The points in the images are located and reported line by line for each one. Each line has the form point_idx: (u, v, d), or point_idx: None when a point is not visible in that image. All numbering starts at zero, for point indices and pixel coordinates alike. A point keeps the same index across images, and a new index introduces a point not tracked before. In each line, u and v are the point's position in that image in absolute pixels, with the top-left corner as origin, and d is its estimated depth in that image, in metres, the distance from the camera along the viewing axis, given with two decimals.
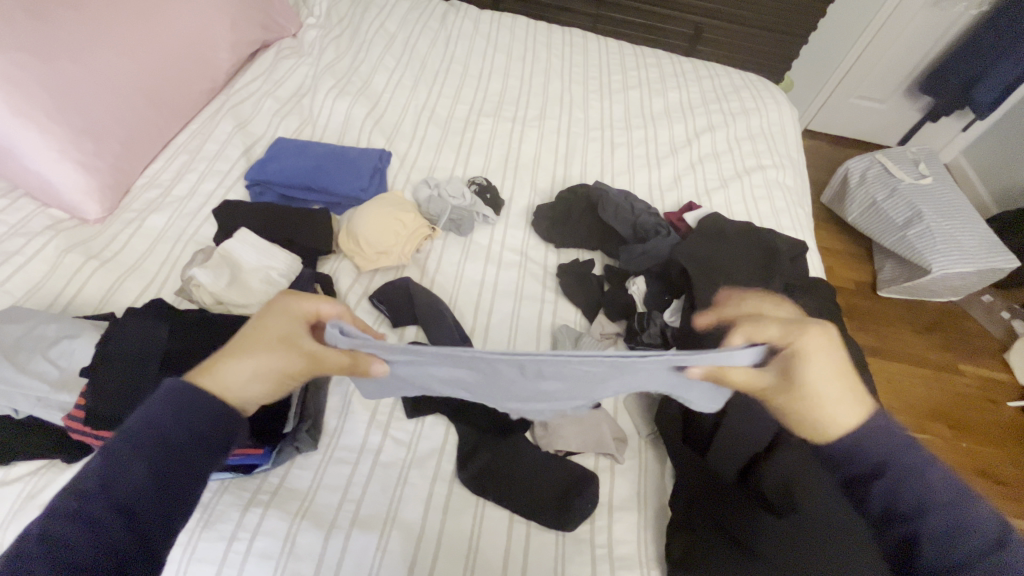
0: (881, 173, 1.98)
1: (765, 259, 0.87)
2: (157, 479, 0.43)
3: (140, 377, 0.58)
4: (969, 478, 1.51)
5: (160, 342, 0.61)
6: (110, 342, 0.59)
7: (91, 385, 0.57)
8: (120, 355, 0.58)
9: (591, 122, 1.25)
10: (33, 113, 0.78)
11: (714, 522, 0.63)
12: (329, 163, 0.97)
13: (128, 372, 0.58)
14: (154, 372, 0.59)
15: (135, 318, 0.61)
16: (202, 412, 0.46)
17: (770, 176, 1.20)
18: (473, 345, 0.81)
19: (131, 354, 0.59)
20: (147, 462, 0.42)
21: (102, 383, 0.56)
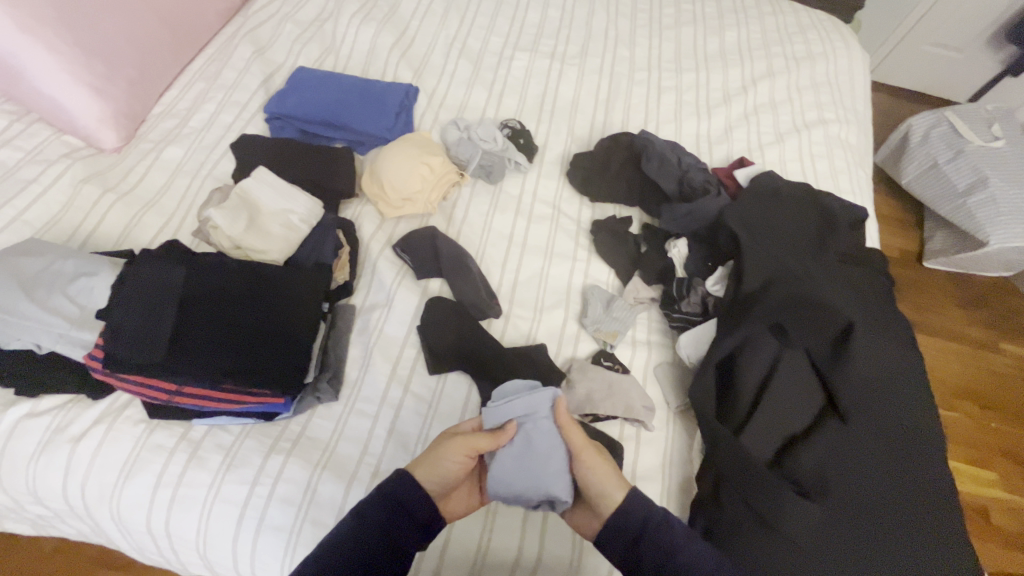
0: (947, 133, 1.81)
1: (819, 227, 0.79)
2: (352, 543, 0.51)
3: (160, 320, 0.56)
4: (991, 456, 1.48)
5: (176, 284, 0.58)
6: (128, 283, 0.57)
7: (109, 327, 0.55)
8: (137, 297, 0.56)
9: (638, 62, 1.13)
10: (39, 28, 0.74)
11: (742, 502, 0.59)
12: (353, 97, 0.90)
13: (148, 314, 0.56)
14: (172, 317, 0.57)
15: (149, 259, 0.58)
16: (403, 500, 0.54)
17: (831, 132, 1.08)
18: (500, 305, 0.77)
19: (150, 296, 0.56)
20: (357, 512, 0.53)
21: (118, 327, 0.55)
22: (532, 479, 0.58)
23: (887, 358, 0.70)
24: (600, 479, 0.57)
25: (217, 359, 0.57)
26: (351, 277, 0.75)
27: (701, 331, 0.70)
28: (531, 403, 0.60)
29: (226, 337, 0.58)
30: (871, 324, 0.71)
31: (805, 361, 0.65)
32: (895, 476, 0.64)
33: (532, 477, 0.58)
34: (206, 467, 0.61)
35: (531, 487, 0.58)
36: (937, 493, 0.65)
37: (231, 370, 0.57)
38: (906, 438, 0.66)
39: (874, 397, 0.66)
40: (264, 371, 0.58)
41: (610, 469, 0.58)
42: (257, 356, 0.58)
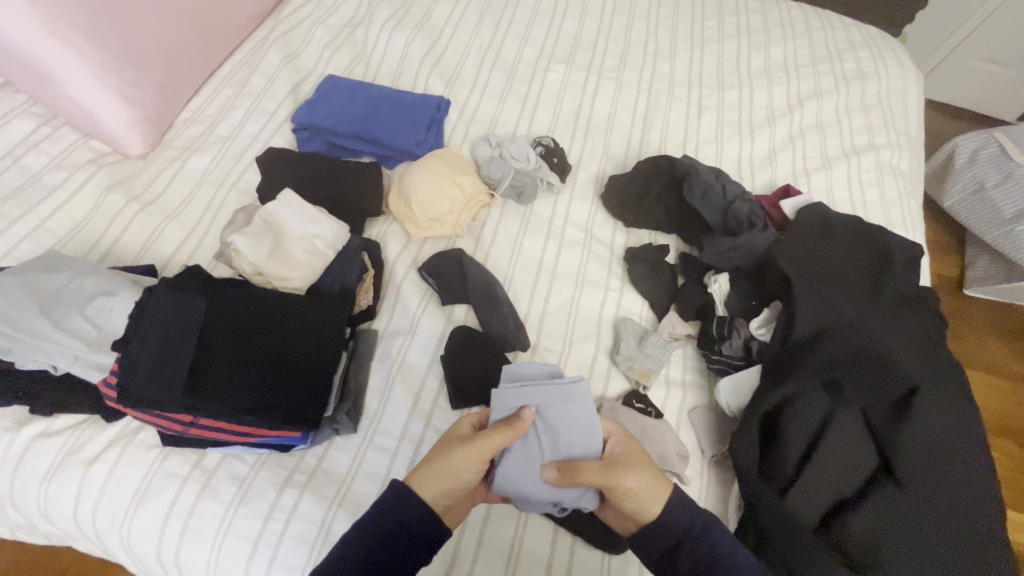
0: (996, 156, 1.69)
1: (874, 266, 0.74)
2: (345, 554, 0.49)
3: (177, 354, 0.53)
4: None
5: (197, 316, 0.55)
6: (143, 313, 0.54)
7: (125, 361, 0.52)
8: (154, 329, 0.53)
9: (678, 77, 1.08)
10: (69, 32, 0.72)
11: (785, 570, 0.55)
12: (383, 109, 0.87)
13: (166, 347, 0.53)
14: (191, 351, 0.54)
15: (168, 287, 0.55)
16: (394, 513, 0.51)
17: (883, 158, 1.02)
18: (527, 337, 0.73)
19: (167, 328, 0.54)
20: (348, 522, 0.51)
21: (134, 361, 0.52)
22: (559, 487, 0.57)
23: (954, 420, 0.63)
24: (634, 498, 0.54)
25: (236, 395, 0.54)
26: (374, 301, 0.72)
27: (741, 378, 0.66)
28: (552, 396, 0.58)
29: (244, 371, 0.55)
30: (933, 380, 0.65)
31: (859, 421, 0.60)
32: (964, 557, 0.57)
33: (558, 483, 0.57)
34: (219, 499, 0.59)
35: (558, 493, 0.57)
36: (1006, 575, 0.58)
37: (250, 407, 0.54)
38: (975, 514, 0.59)
39: (938, 466, 0.59)
40: (284, 407, 0.56)
41: (645, 486, 0.54)
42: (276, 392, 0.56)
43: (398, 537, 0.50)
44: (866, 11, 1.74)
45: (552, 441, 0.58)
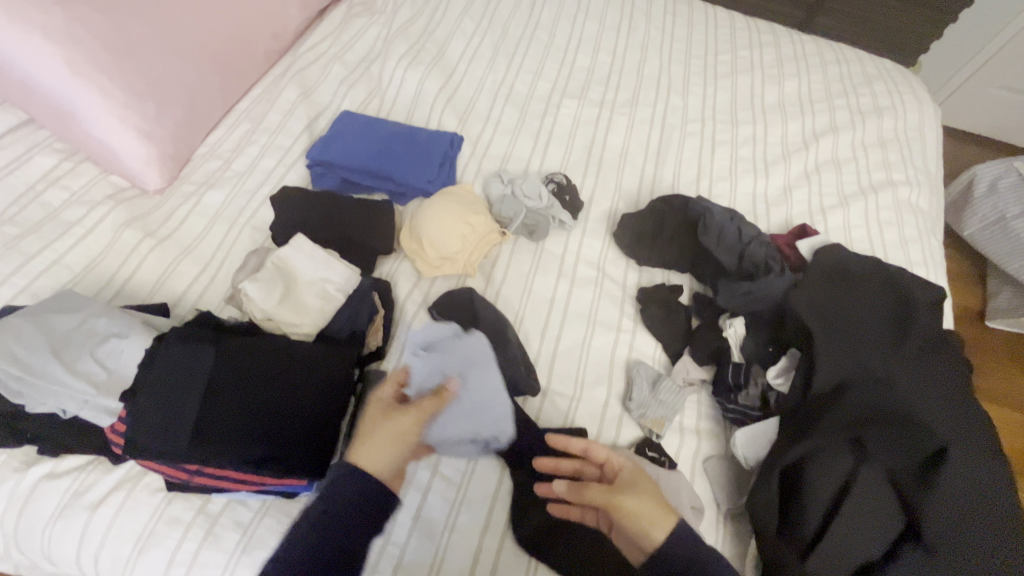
0: (1015, 185, 1.66)
1: (896, 314, 0.71)
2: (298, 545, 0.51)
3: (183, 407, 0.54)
4: None
5: (202, 370, 0.55)
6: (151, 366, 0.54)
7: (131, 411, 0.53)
8: (160, 384, 0.54)
9: (691, 112, 1.08)
10: (95, 74, 0.74)
11: None
12: (396, 146, 0.87)
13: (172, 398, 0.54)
14: (195, 406, 0.54)
15: (175, 341, 0.55)
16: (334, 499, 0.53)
17: (901, 195, 1.00)
18: (538, 380, 0.72)
19: (175, 379, 0.54)
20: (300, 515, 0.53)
21: (140, 416, 0.52)
22: (472, 424, 0.64)
23: (983, 481, 0.60)
24: (636, 521, 0.55)
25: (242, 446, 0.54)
26: (384, 342, 0.72)
27: (759, 429, 0.64)
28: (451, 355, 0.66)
29: (251, 422, 0.55)
30: (962, 439, 0.62)
31: (884, 481, 0.58)
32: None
33: (472, 420, 0.64)
34: (222, 547, 0.58)
35: (473, 429, 0.64)
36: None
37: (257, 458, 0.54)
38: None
39: (968, 531, 0.57)
40: (290, 460, 0.55)
41: (647, 507, 0.55)
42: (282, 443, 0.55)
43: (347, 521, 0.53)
44: (880, 41, 1.74)
45: (465, 394, 0.64)
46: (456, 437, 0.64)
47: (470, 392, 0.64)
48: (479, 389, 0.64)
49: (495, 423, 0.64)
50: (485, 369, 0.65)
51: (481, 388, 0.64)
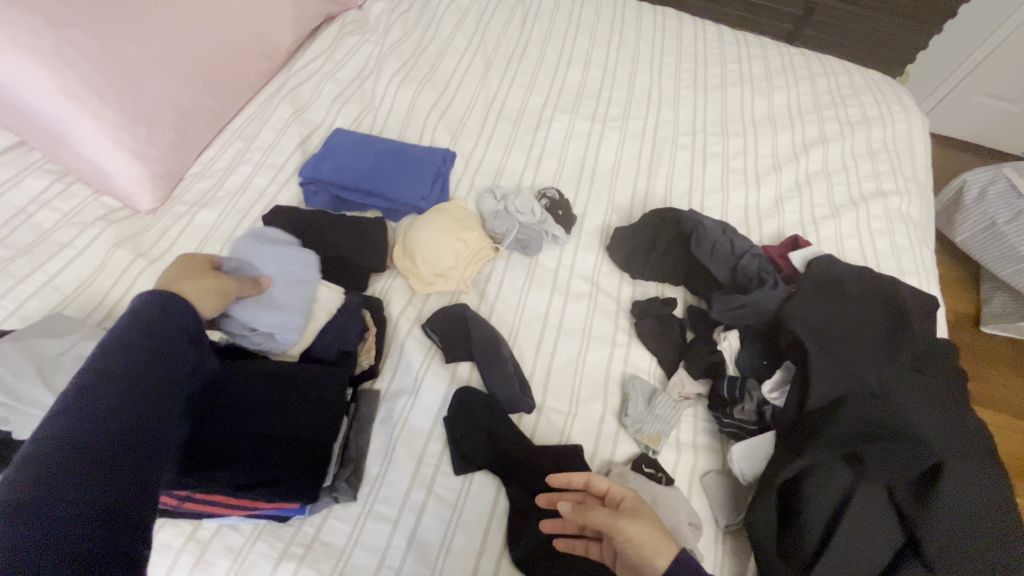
0: (1005, 191, 1.68)
1: (892, 325, 0.71)
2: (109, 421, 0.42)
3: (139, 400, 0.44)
4: None
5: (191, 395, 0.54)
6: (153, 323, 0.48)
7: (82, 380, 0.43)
8: None
9: (682, 125, 1.09)
10: (88, 96, 0.74)
11: None
12: (389, 163, 0.88)
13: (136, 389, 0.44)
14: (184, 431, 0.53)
15: None
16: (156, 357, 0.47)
17: (892, 205, 1.01)
18: (533, 396, 0.72)
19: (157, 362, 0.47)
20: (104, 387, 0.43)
21: None
22: (269, 309, 0.63)
23: (981, 493, 0.60)
24: (638, 547, 0.53)
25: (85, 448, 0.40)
26: (376, 361, 0.71)
27: (756, 445, 0.63)
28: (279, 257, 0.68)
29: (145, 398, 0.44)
30: (959, 452, 0.62)
31: (883, 496, 0.57)
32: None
33: (272, 310, 0.63)
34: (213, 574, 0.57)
35: (265, 315, 0.62)
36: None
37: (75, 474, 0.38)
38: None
39: (969, 545, 0.56)
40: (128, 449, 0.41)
41: (651, 535, 0.54)
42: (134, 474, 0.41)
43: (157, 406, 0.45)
44: (867, 52, 1.76)
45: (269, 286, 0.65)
46: (239, 317, 0.61)
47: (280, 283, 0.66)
48: (288, 283, 0.66)
49: (288, 312, 0.64)
50: (306, 273, 0.68)
51: (288, 285, 0.66)
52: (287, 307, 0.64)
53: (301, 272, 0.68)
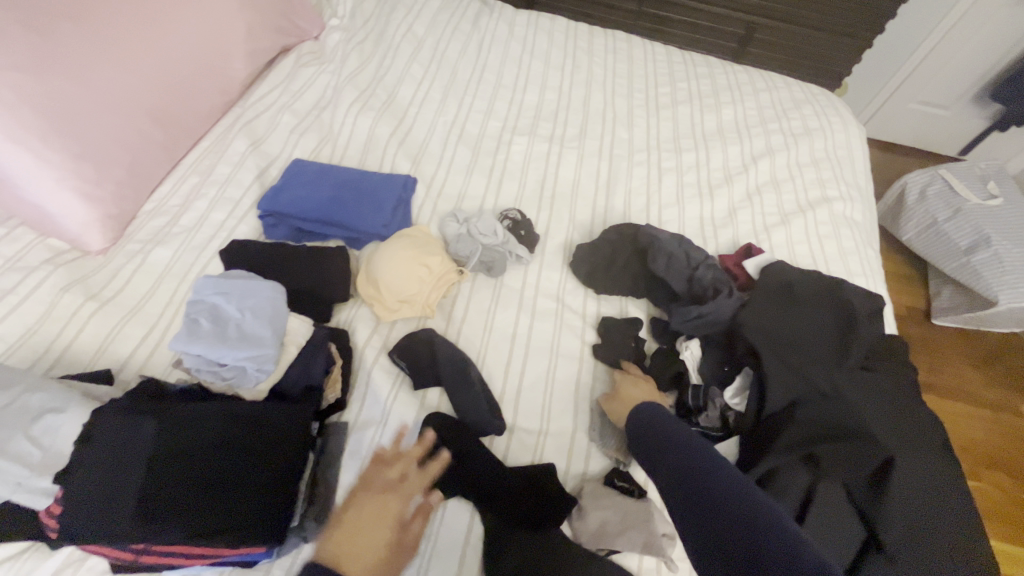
0: (942, 191, 1.83)
1: (840, 326, 0.75)
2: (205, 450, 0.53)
3: (212, 477, 0.52)
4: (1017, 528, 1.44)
5: (145, 443, 0.51)
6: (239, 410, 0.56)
7: (166, 424, 0.52)
8: (103, 459, 0.49)
9: (637, 143, 1.13)
10: (30, 139, 0.72)
11: None
12: (349, 193, 0.88)
13: (214, 450, 0.53)
14: (138, 480, 0.49)
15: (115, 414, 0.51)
16: (239, 411, 0.56)
17: (837, 210, 1.07)
18: (503, 417, 0.72)
19: (236, 434, 0.55)
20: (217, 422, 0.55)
21: (77, 497, 0.48)
22: (237, 345, 0.60)
23: (932, 480, 0.63)
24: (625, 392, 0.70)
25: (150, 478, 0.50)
26: (343, 393, 0.70)
27: (718, 452, 0.64)
28: (222, 286, 0.64)
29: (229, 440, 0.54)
30: (909, 443, 0.65)
31: (842, 493, 0.59)
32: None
33: (239, 344, 0.60)
34: None
35: (234, 352, 0.59)
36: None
37: (136, 505, 0.49)
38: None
39: (924, 533, 0.59)
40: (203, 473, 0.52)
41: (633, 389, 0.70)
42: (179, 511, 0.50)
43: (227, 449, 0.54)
44: (807, 67, 1.87)
45: (229, 323, 0.61)
46: (217, 362, 0.60)
47: (235, 318, 0.62)
48: (242, 313, 0.62)
49: (256, 344, 0.61)
50: (254, 295, 0.64)
51: (247, 315, 0.62)
52: (253, 339, 0.61)
53: (247, 296, 0.63)
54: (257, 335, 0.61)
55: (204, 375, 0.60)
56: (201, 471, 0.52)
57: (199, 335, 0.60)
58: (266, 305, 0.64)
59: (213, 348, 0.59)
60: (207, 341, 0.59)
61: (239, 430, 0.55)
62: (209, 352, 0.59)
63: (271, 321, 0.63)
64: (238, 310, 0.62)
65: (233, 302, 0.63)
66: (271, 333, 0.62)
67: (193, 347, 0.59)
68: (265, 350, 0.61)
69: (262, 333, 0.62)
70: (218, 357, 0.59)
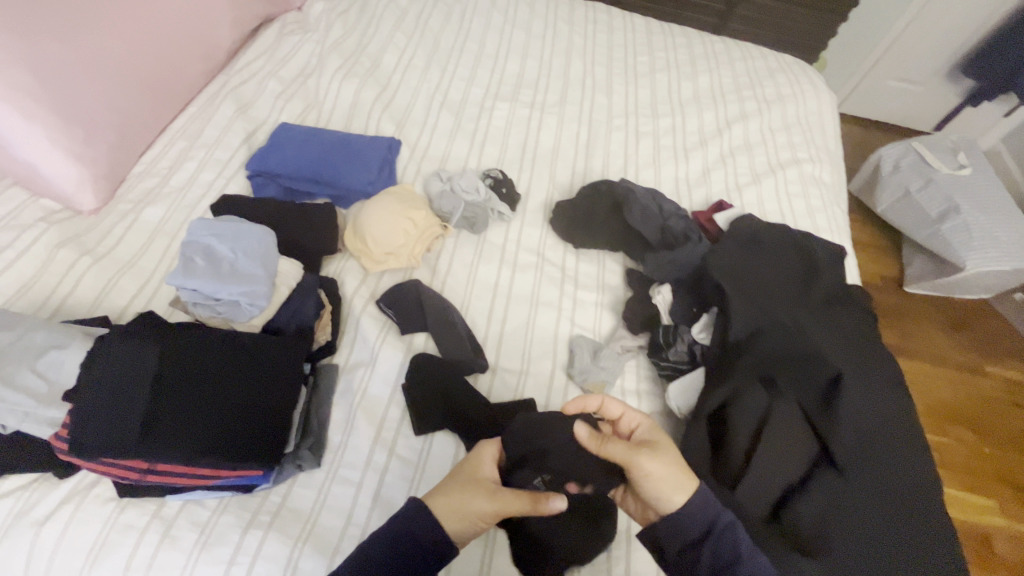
0: (916, 163, 1.89)
1: (802, 270, 0.80)
2: (212, 374, 0.58)
3: (219, 398, 0.57)
4: (982, 481, 1.52)
5: (147, 368, 0.54)
6: (243, 340, 0.61)
7: (175, 353, 0.57)
8: (108, 382, 0.52)
9: (615, 109, 1.16)
10: (21, 99, 0.74)
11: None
12: (335, 153, 0.90)
13: (219, 375, 0.58)
14: (144, 401, 0.53)
15: (120, 339, 0.54)
16: (243, 341, 0.61)
17: (806, 171, 1.11)
18: (486, 358, 0.76)
19: (241, 361, 0.60)
20: (221, 350, 0.59)
21: (85, 414, 0.51)
22: (230, 281, 0.64)
23: (881, 405, 0.69)
24: (658, 486, 0.55)
25: (164, 397, 0.54)
26: (333, 336, 0.74)
27: (689, 380, 0.70)
28: (214, 227, 0.67)
29: (233, 367, 0.59)
30: (862, 372, 0.71)
31: (797, 413, 0.65)
32: (906, 540, 0.62)
33: (231, 281, 0.64)
34: (180, 548, 0.58)
35: (227, 288, 0.63)
36: (948, 552, 0.63)
37: (150, 421, 0.53)
38: (913, 497, 0.65)
39: (871, 449, 0.65)
40: (210, 395, 0.57)
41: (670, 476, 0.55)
42: (190, 427, 0.54)
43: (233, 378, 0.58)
44: (785, 40, 1.91)
45: (221, 262, 0.65)
46: (210, 297, 0.64)
47: (227, 257, 0.65)
48: (232, 252, 0.66)
49: (247, 281, 0.64)
50: (243, 237, 0.67)
51: (238, 254, 0.66)
52: (244, 276, 0.65)
53: (237, 237, 0.67)
54: (248, 273, 0.65)
55: (200, 309, 0.65)
56: (209, 392, 0.57)
57: (192, 271, 0.64)
58: (257, 247, 0.67)
59: (207, 283, 0.63)
60: (200, 277, 0.63)
61: (244, 358, 0.60)
62: (203, 287, 0.63)
63: (261, 261, 0.66)
64: (229, 250, 0.66)
65: (224, 242, 0.66)
66: (262, 272, 0.66)
67: (188, 282, 0.63)
68: (257, 287, 0.65)
69: (252, 271, 0.65)
70: (211, 292, 0.63)
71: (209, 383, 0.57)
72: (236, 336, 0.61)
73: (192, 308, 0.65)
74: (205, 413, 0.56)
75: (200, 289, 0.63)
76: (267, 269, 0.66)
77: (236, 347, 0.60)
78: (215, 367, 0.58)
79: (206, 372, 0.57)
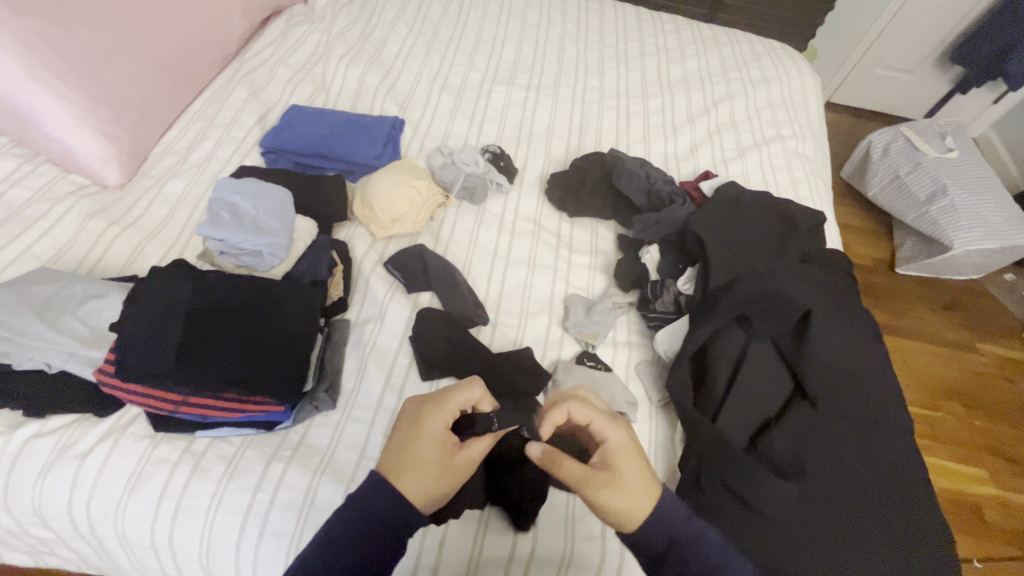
0: (904, 146, 1.94)
1: (780, 228, 0.86)
2: (233, 309, 0.66)
3: (240, 329, 0.65)
4: (975, 452, 1.55)
5: (180, 302, 0.63)
6: (259, 285, 0.69)
7: (200, 293, 0.65)
8: (146, 313, 0.61)
9: (607, 91, 1.22)
10: (52, 80, 0.80)
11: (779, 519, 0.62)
12: (342, 130, 0.96)
13: (239, 310, 0.66)
14: (178, 330, 0.62)
15: (159, 277, 0.64)
16: (260, 283, 0.69)
17: (789, 146, 1.17)
18: (486, 314, 0.82)
19: (256, 300, 0.68)
20: (240, 289, 0.68)
21: (129, 340, 0.60)
22: (254, 233, 0.72)
23: (850, 347, 0.74)
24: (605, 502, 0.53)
25: (194, 327, 0.63)
26: (344, 293, 0.80)
27: (675, 326, 0.75)
28: (241, 187, 0.77)
29: (250, 304, 0.67)
30: (835, 318, 0.76)
31: (771, 351, 0.72)
32: (875, 471, 0.68)
33: (255, 233, 0.73)
34: (209, 478, 0.63)
35: (251, 239, 0.72)
36: (913, 482, 0.69)
37: (182, 348, 0.61)
38: (882, 432, 0.70)
39: (838, 384, 0.71)
40: (231, 327, 0.65)
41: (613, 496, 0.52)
42: (218, 354, 0.63)
43: (249, 314, 0.66)
44: (774, 29, 1.97)
45: (246, 216, 0.74)
46: (236, 247, 0.73)
47: (251, 213, 0.74)
48: (256, 210, 0.75)
49: (268, 235, 0.73)
50: (265, 197, 0.76)
51: (260, 211, 0.75)
52: (266, 231, 0.73)
53: (260, 197, 0.76)
54: (269, 228, 0.74)
55: (227, 257, 0.74)
56: (231, 325, 0.65)
57: (220, 223, 0.72)
58: (277, 206, 0.76)
59: (233, 234, 0.72)
60: (226, 227, 0.72)
61: (264, 298, 0.68)
62: (229, 238, 0.72)
63: (281, 218, 0.75)
64: (253, 207, 0.75)
65: (248, 200, 0.75)
66: (282, 228, 0.75)
67: (216, 233, 0.72)
68: (277, 240, 0.73)
69: (273, 227, 0.74)
70: (237, 242, 0.72)
71: (230, 317, 0.65)
72: (253, 280, 0.70)
73: (221, 257, 0.74)
74: (228, 342, 0.64)
75: (228, 239, 0.72)
76: (286, 226, 0.75)
77: (255, 286, 0.69)
78: (231, 301, 0.66)
79: (228, 308, 0.66)
